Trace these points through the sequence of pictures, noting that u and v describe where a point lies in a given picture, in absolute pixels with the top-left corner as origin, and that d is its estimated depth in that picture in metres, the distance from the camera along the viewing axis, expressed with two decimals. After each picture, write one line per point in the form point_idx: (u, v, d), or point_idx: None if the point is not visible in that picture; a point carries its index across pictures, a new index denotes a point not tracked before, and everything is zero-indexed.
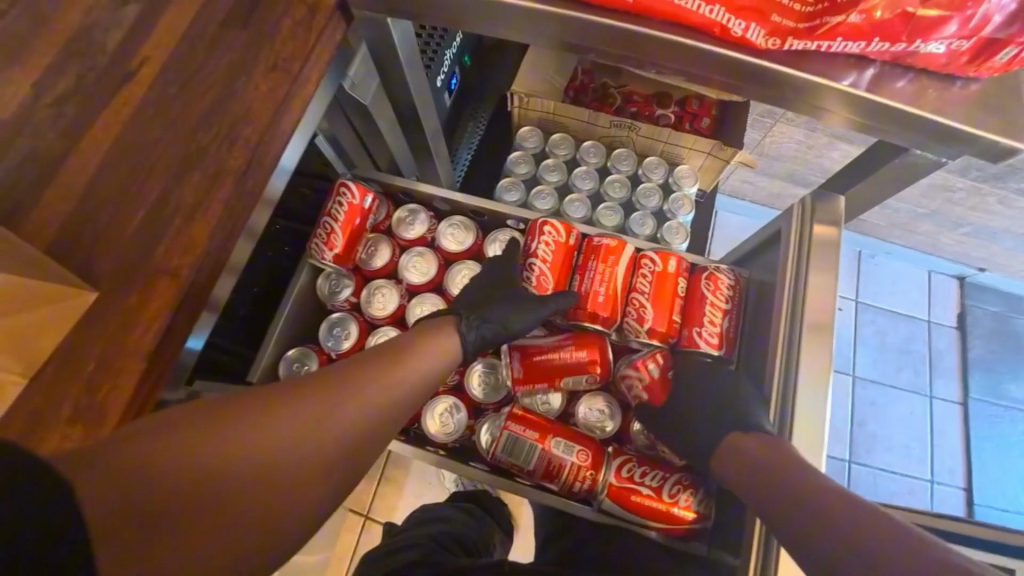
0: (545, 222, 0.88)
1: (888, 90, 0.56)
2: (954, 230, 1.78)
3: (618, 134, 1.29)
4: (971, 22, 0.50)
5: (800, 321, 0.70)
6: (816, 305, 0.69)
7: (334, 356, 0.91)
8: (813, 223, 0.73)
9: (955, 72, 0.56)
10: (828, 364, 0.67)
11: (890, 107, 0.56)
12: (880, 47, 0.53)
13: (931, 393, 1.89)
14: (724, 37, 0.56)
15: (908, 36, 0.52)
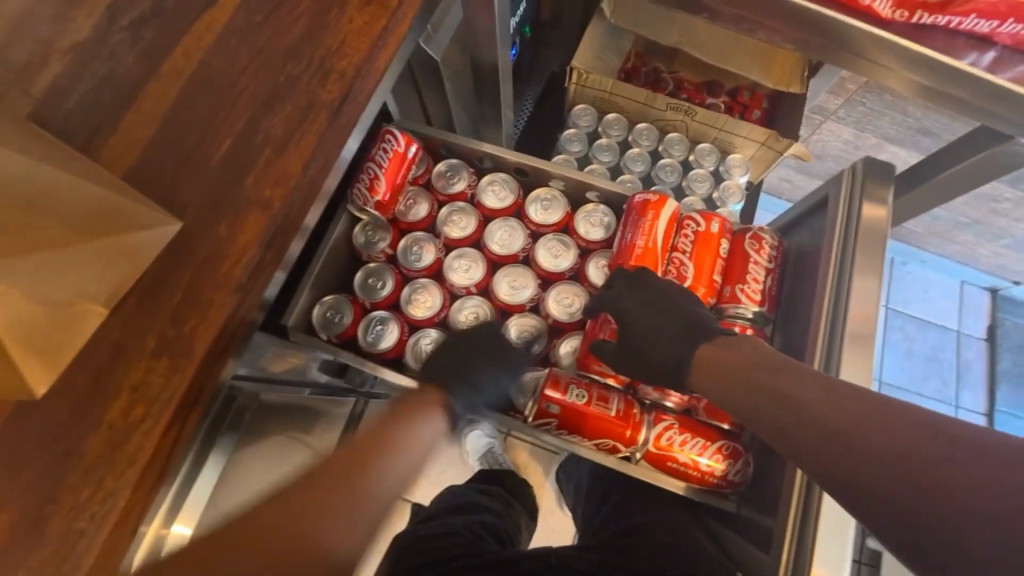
0: (641, 200, 0.74)
1: (1003, 72, 0.56)
2: (994, 241, 1.76)
3: (673, 118, 1.27)
4: None
5: (843, 305, 0.64)
6: (863, 286, 0.64)
7: (369, 306, 0.86)
8: (860, 204, 0.68)
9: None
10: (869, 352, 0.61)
11: (1009, 90, 0.55)
12: (1012, 28, 0.54)
13: (956, 404, 1.88)
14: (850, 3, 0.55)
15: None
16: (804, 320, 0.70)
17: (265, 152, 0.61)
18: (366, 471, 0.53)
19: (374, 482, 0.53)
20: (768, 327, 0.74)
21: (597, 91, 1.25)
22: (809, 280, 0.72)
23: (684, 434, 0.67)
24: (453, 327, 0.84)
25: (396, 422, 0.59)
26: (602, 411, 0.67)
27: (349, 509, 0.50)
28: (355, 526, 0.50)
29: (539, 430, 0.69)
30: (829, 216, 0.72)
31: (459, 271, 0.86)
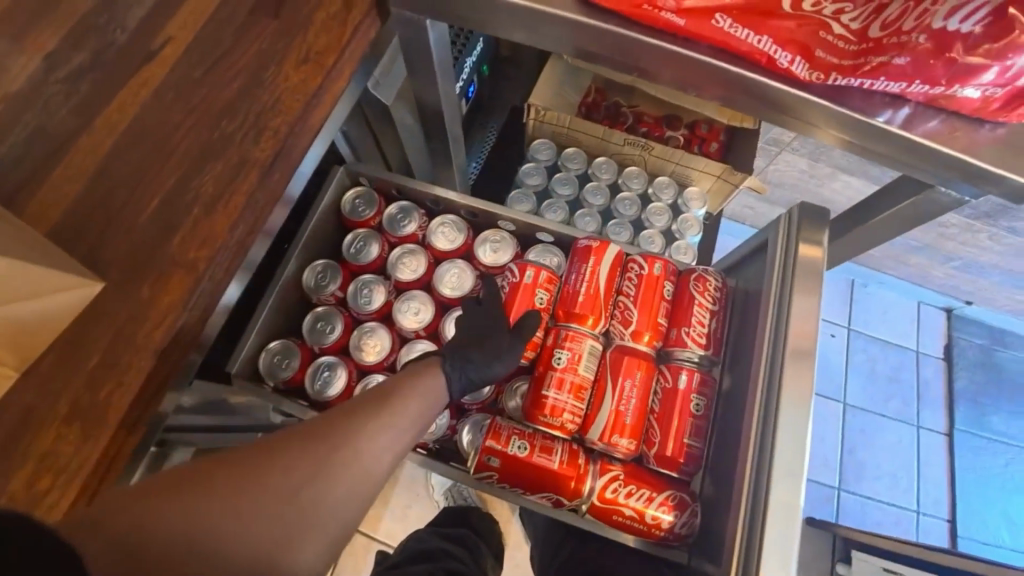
0: (584, 244, 0.76)
1: (920, 128, 0.59)
2: (945, 263, 1.82)
3: (630, 153, 1.29)
4: (1009, 72, 0.52)
5: (781, 349, 0.64)
6: (799, 330, 0.64)
7: (317, 351, 0.85)
8: (796, 248, 0.69)
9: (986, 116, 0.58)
10: (811, 396, 0.61)
11: (927, 147, 0.59)
12: (921, 89, 0.55)
13: (918, 423, 1.93)
14: (770, 66, 0.58)
15: (952, 79, 0.53)
16: (746, 361, 0.70)
17: (193, 211, 0.60)
18: (373, 438, 0.60)
19: (363, 453, 0.59)
20: (715, 368, 0.74)
21: (555, 126, 1.28)
22: (752, 321, 0.73)
23: (629, 485, 0.66)
24: None
25: (410, 390, 0.65)
26: (542, 463, 0.65)
27: (353, 481, 0.58)
28: (335, 506, 0.57)
29: (481, 482, 0.67)
30: (768, 259, 0.73)
31: (408, 314, 0.86)
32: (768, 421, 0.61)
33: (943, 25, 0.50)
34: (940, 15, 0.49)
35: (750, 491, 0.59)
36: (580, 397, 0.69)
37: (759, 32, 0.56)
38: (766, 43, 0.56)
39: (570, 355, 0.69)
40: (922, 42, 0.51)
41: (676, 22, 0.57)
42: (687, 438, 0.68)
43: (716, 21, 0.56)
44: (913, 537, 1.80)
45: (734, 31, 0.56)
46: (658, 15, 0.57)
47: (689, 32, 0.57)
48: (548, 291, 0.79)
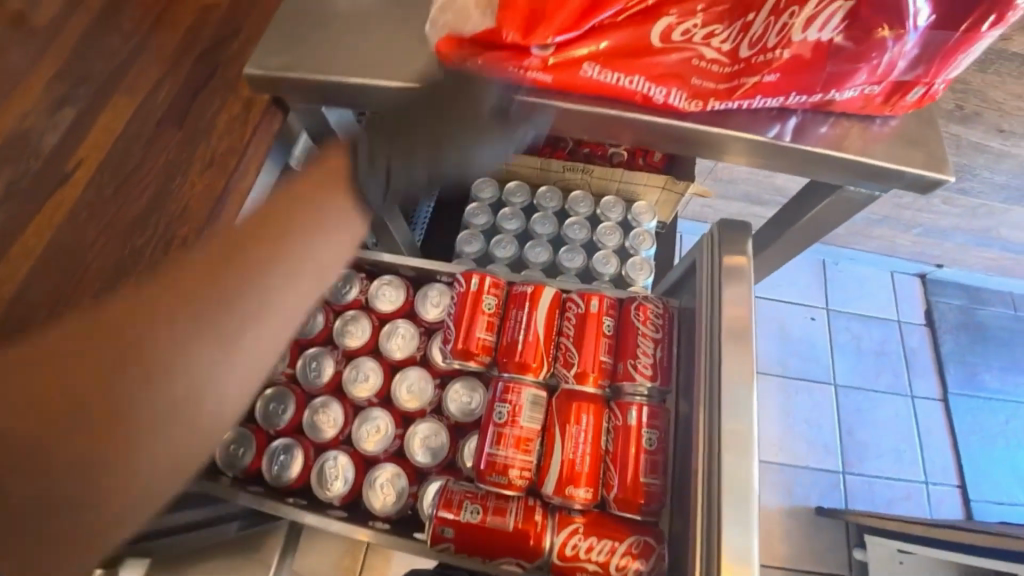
0: (518, 289, 0.75)
1: (810, 138, 0.61)
2: (908, 231, 1.84)
3: (572, 178, 1.30)
4: (878, 69, 0.54)
5: (717, 371, 0.64)
6: (732, 350, 0.65)
7: (273, 434, 0.83)
8: (721, 266, 0.69)
9: (871, 111, 0.61)
10: (750, 414, 0.62)
11: (821, 154, 0.60)
12: (798, 99, 0.58)
13: (911, 393, 1.92)
14: (647, 103, 0.60)
15: (824, 86, 0.56)
16: (691, 384, 0.70)
17: None
18: (309, 246, 0.53)
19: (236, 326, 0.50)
20: (666, 398, 0.73)
21: (494, 164, 1.29)
22: (692, 342, 0.73)
23: (589, 538, 0.65)
24: (356, 446, 0.80)
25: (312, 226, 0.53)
26: (497, 525, 0.65)
27: (218, 335, 0.49)
28: (260, 334, 0.51)
29: (441, 552, 0.67)
30: (698, 279, 0.73)
31: (358, 382, 0.84)
32: (714, 446, 0.62)
33: (803, 38, 0.52)
34: (798, 28, 0.51)
35: (703, 520, 0.60)
36: (529, 449, 0.68)
37: (632, 74, 0.57)
38: (641, 83, 0.58)
39: (510, 408, 0.69)
40: (787, 55, 0.53)
41: (545, 78, 0.58)
42: (645, 476, 0.66)
43: (585, 70, 0.57)
44: (926, 512, 1.77)
45: (605, 77, 0.58)
46: (528, 75, 0.57)
47: (564, 83, 0.59)
48: (496, 296, 0.75)
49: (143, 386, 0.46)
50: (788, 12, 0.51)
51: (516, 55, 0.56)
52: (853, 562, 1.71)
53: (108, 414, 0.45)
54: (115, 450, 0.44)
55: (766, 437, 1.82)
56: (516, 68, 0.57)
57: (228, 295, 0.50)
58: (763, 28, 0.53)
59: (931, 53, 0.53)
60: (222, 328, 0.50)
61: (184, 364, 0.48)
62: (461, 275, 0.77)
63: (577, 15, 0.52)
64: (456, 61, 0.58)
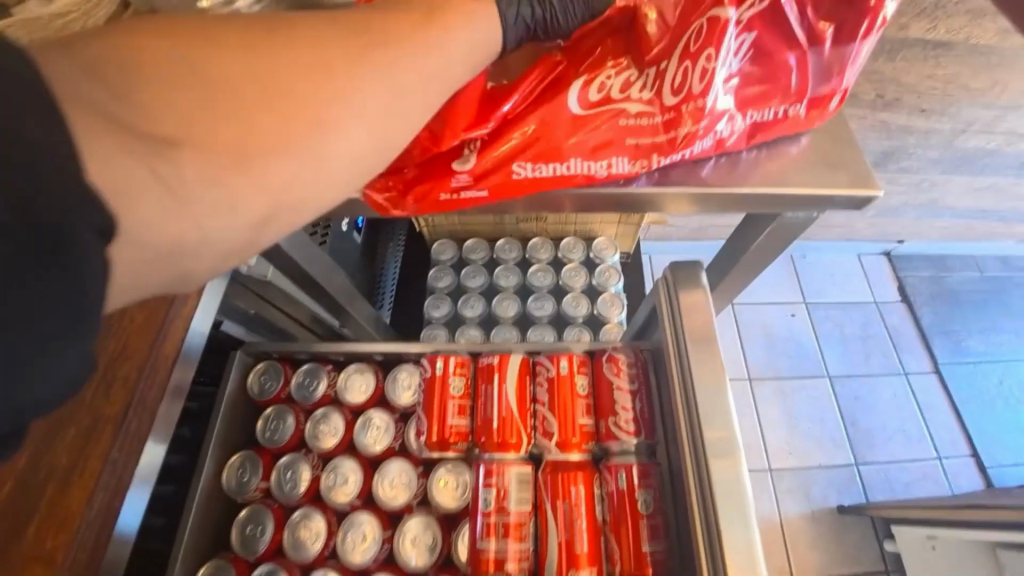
0: (485, 362, 0.73)
1: (727, 177, 0.65)
2: (864, 215, 1.89)
3: (530, 227, 1.31)
4: (791, 89, 0.60)
5: (696, 419, 0.62)
6: (708, 394, 0.63)
7: (253, 561, 0.77)
8: (680, 310, 0.68)
9: (801, 126, 0.65)
10: (738, 459, 0.59)
11: (740, 191, 0.64)
12: (730, 135, 0.63)
13: (904, 371, 1.92)
14: (591, 178, 0.63)
15: (743, 109, 0.61)
16: (674, 433, 0.67)
17: (46, 489, 0.54)
18: (412, 57, 0.40)
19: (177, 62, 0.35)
20: (655, 450, 0.71)
21: (451, 225, 1.30)
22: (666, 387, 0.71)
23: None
24: (343, 559, 0.74)
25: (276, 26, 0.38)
26: None
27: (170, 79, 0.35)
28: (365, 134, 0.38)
29: None
30: (661, 322, 0.72)
31: (337, 486, 0.79)
32: (708, 500, 0.59)
33: (724, 78, 0.57)
34: (717, 72, 0.56)
35: None
36: (522, 535, 0.64)
37: (568, 158, 0.61)
38: (580, 165, 0.62)
39: (496, 493, 0.65)
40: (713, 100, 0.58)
41: (479, 189, 0.62)
42: (647, 544, 0.63)
43: (518, 171, 0.62)
44: (946, 489, 1.74)
45: (544, 170, 0.62)
46: (462, 194, 0.63)
47: (502, 188, 0.63)
48: (465, 375, 0.73)
49: (230, 88, 0.33)
50: (703, 59, 0.56)
51: (446, 181, 0.61)
52: (886, 555, 1.66)
53: (289, 108, 0.34)
54: (178, 77, 0.32)
55: (773, 441, 1.79)
56: (455, 189, 0.62)
57: (356, 43, 0.38)
58: (687, 78, 0.57)
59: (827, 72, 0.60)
60: (352, 102, 0.37)
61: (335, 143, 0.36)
62: (424, 359, 0.75)
63: (480, 115, 0.58)
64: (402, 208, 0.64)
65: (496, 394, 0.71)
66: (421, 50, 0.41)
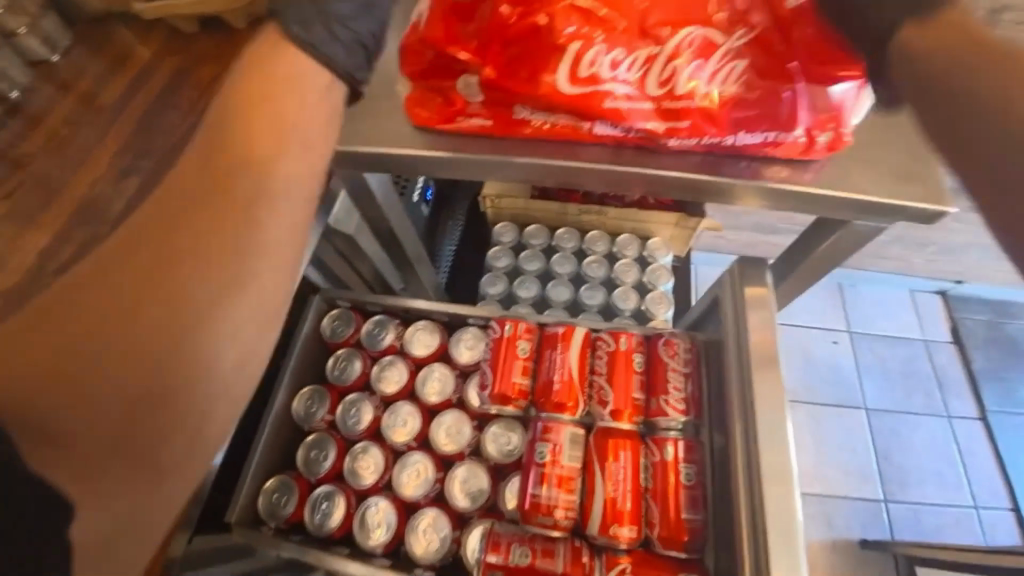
0: (550, 329, 0.79)
1: (806, 178, 0.64)
2: (923, 250, 1.84)
3: (589, 219, 1.37)
4: (783, 116, 0.57)
5: (752, 425, 0.65)
6: (766, 401, 0.66)
7: (314, 482, 0.85)
8: (745, 312, 0.71)
9: (793, 158, 0.62)
10: (789, 469, 0.62)
11: (816, 193, 0.64)
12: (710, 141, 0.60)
13: (947, 413, 1.87)
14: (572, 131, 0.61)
15: (734, 130, 0.58)
16: (725, 433, 0.70)
17: None
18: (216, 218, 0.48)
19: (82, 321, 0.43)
20: (701, 431, 0.75)
21: (514, 209, 1.36)
22: (722, 389, 0.74)
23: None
24: (396, 491, 0.81)
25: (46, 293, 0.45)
26: (545, 568, 0.65)
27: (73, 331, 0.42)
28: (244, 312, 0.48)
29: None
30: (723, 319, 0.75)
31: (397, 427, 0.86)
32: (755, 499, 0.61)
33: (708, 89, 0.56)
34: (704, 80, 0.56)
35: (749, 546, 0.60)
36: (572, 488, 0.69)
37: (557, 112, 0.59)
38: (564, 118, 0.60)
39: (551, 447, 0.70)
40: (698, 105, 0.57)
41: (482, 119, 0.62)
42: (687, 513, 0.67)
43: (519, 111, 0.61)
44: (979, 539, 1.69)
45: (529, 116, 0.60)
46: (467, 118, 0.63)
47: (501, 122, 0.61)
48: (530, 339, 0.79)
49: (71, 360, 0.41)
50: (690, 64, 0.55)
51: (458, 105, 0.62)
52: None
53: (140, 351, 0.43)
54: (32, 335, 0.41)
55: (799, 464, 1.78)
56: (458, 119, 0.63)
57: (229, 217, 0.48)
58: (669, 72, 0.55)
59: (826, 103, 0.57)
60: (214, 303, 0.46)
61: (212, 330, 0.46)
62: (494, 321, 0.81)
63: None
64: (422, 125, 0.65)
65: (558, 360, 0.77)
66: (220, 244, 0.47)
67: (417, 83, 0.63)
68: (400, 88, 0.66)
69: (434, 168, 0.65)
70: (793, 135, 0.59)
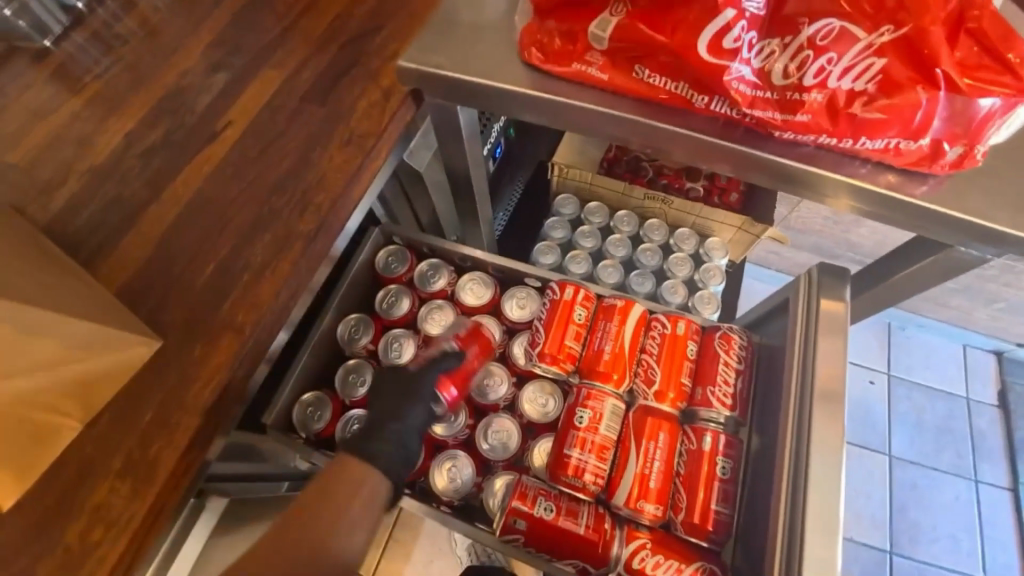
0: (608, 301, 0.79)
1: (917, 190, 0.58)
2: (988, 305, 1.74)
3: (650, 206, 1.34)
4: (913, 123, 0.51)
5: (804, 463, 0.60)
6: (824, 440, 0.61)
7: (349, 404, 0.87)
8: (817, 335, 0.67)
9: (910, 167, 0.56)
10: (838, 518, 0.57)
11: (922, 207, 0.58)
12: (827, 141, 0.54)
13: (976, 478, 1.78)
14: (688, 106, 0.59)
15: (854, 131, 0.52)
16: (771, 458, 0.67)
17: (246, 275, 0.69)
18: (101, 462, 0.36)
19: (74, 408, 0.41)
20: (741, 430, 0.74)
21: (580, 182, 1.35)
22: (775, 413, 0.70)
23: (657, 555, 0.65)
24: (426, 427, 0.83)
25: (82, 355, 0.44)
26: (568, 526, 0.66)
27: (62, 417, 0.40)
28: None
29: (507, 543, 0.68)
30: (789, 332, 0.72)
31: None
32: (795, 539, 0.58)
33: (837, 85, 0.50)
34: (834, 76, 0.50)
35: (783, 550, 0.58)
36: (604, 457, 0.69)
37: (677, 80, 0.58)
38: (684, 88, 0.58)
39: (591, 413, 0.71)
40: (819, 100, 0.51)
41: (601, 76, 0.60)
42: (716, 505, 0.67)
43: (636, 72, 0.59)
44: None
45: (649, 81, 0.59)
46: (586, 70, 0.61)
47: (617, 84, 0.61)
48: (588, 306, 0.79)
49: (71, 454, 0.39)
50: (823, 56, 0.50)
51: (578, 54, 0.60)
52: None
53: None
54: None
55: None
56: (573, 63, 0.61)
57: None
58: (798, 61, 0.51)
59: (969, 115, 0.50)
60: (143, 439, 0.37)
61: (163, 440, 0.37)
62: (554, 282, 0.81)
63: None
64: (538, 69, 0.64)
65: (611, 332, 0.76)
66: None
67: (540, 20, 0.62)
68: (518, 23, 0.66)
69: (523, 114, 0.66)
70: (916, 143, 0.53)
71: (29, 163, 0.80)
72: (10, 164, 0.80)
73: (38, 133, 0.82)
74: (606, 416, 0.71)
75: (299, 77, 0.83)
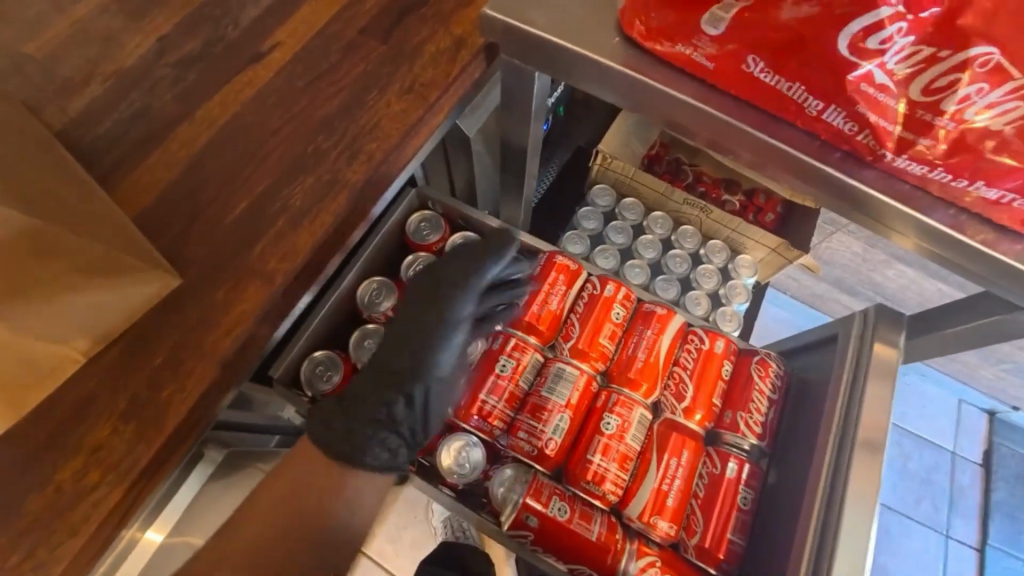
0: (648, 306, 0.75)
1: (1011, 249, 0.55)
2: (995, 364, 1.72)
3: (687, 212, 1.29)
4: None
5: (835, 518, 0.58)
6: (859, 497, 0.58)
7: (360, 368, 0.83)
8: (865, 384, 0.64)
9: (1011, 224, 0.54)
10: None
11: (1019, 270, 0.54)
12: (942, 176, 0.51)
13: (948, 532, 1.81)
14: (798, 113, 0.55)
15: (972, 173, 0.50)
16: (793, 504, 0.64)
17: (280, 221, 0.65)
18: None
19: None
20: (763, 461, 0.72)
21: (620, 175, 1.28)
22: (803, 456, 0.67)
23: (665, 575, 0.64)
24: None
25: None
26: (580, 531, 0.65)
27: None
28: None
29: (512, 538, 0.67)
30: (833, 373, 0.68)
31: None
32: None
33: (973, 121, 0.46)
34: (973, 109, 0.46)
35: None
36: (624, 466, 0.67)
37: (791, 80, 0.52)
38: (797, 91, 0.53)
39: (619, 422, 0.69)
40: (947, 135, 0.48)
41: (705, 64, 0.56)
42: (731, 534, 0.65)
43: (747, 65, 0.53)
44: None
45: (760, 76, 0.54)
46: (689, 54, 0.55)
47: (721, 74, 0.56)
48: (626, 309, 0.75)
49: None
50: (974, 85, 0.44)
51: (685, 34, 0.55)
52: None
53: None
54: None
55: None
56: (677, 43, 0.56)
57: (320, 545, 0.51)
58: (947, 81, 0.45)
59: None
60: None
61: None
62: (595, 277, 0.77)
63: None
64: (635, 37, 0.58)
65: (648, 340, 0.73)
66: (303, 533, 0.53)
67: None
68: None
69: (600, 93, 0.62)
70: None
71: (51, 55, 0.74)
72: (30, 56, 0.73)
73: (62, 23, 0.76)
74: (630, 428, 0.69)
75: (361, 7, 0.77)
